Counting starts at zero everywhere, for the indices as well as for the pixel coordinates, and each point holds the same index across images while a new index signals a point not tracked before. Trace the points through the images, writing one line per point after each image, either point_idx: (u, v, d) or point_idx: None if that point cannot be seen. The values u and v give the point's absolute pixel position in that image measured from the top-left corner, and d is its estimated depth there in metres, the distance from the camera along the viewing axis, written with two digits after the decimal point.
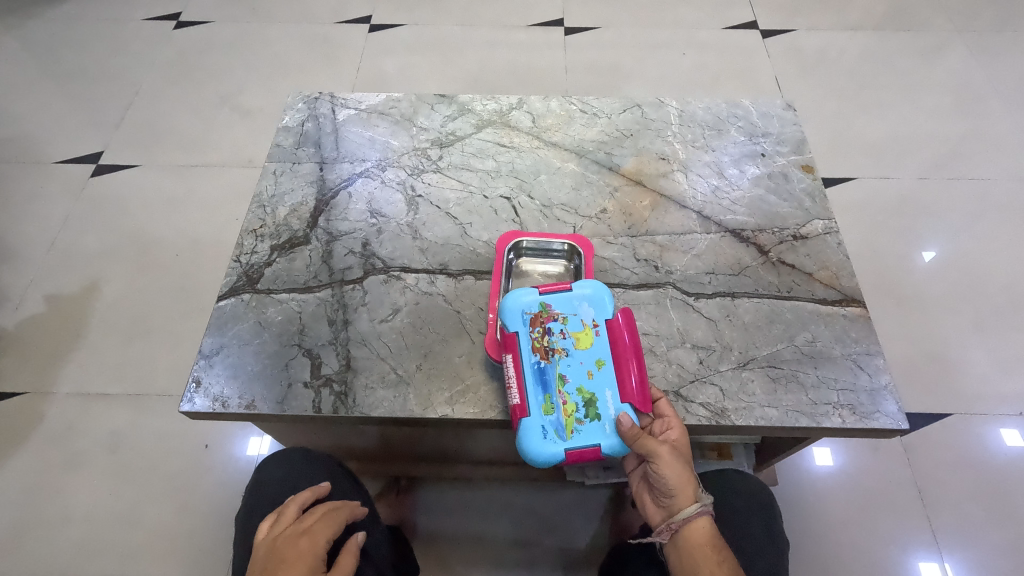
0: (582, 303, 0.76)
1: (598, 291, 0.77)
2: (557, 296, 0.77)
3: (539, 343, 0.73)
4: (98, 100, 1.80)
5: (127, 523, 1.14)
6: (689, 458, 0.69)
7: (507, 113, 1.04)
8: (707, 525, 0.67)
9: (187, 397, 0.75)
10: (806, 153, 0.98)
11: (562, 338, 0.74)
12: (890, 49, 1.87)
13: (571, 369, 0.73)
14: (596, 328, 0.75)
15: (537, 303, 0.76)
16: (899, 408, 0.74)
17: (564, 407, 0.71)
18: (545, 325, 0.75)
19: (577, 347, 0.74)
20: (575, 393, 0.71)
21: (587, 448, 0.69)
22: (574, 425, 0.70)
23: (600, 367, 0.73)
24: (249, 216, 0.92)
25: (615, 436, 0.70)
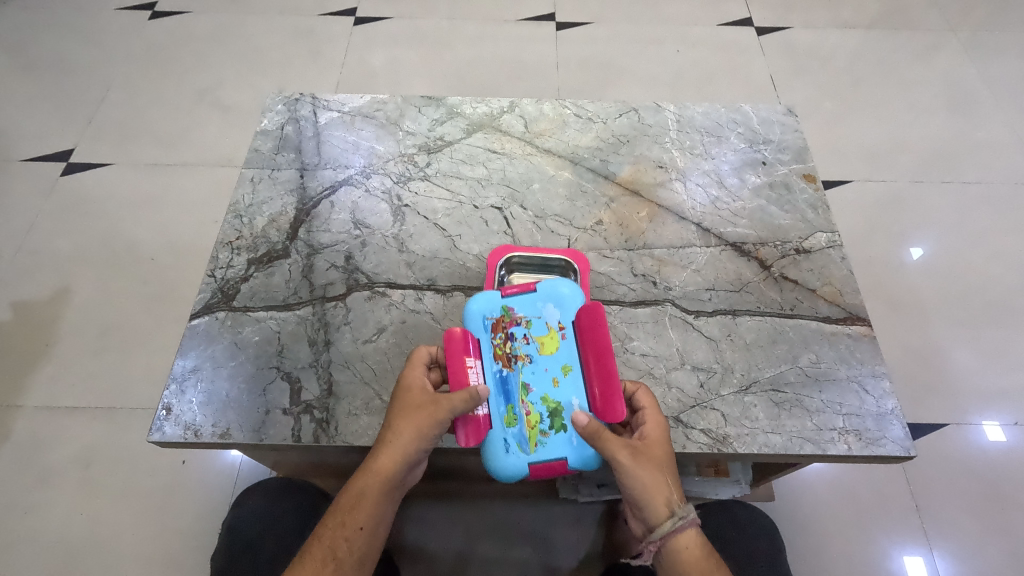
0: (547, 306, 0.74)
1: (564, 289, 0.75)
2: (520, 298, 0.75)
3: (501, 351, 0.72)
4: (68, 94, 1.72)
5: (99, 544, 1.09)
6: (662, 462, 0.64)
7: (498, 117, 0.99)
8: (685, 537, 0.61)
9: (156, 425, 0.71)
10: (808, 161, 0.95)
11: (524, 344, 0.73)
12: (886, 46, 1.84)
13: (535, 377, 0.71)
14: (561, 331, 0.73)
15: (499, 308, 0.74)
16: (906, 434, 0.72)
17: (528, 417, 0.70)
18: (507, 331, 0.73)
19: (541, 354, 0.72)
20: (539, 403, 0.71)
21: (554, 462, 0.68)
22: (539, 438, 0.69)
23: (567, 373, 0.71)
24: (225, 226, 0.87)
25: (581, 447, 0.69)
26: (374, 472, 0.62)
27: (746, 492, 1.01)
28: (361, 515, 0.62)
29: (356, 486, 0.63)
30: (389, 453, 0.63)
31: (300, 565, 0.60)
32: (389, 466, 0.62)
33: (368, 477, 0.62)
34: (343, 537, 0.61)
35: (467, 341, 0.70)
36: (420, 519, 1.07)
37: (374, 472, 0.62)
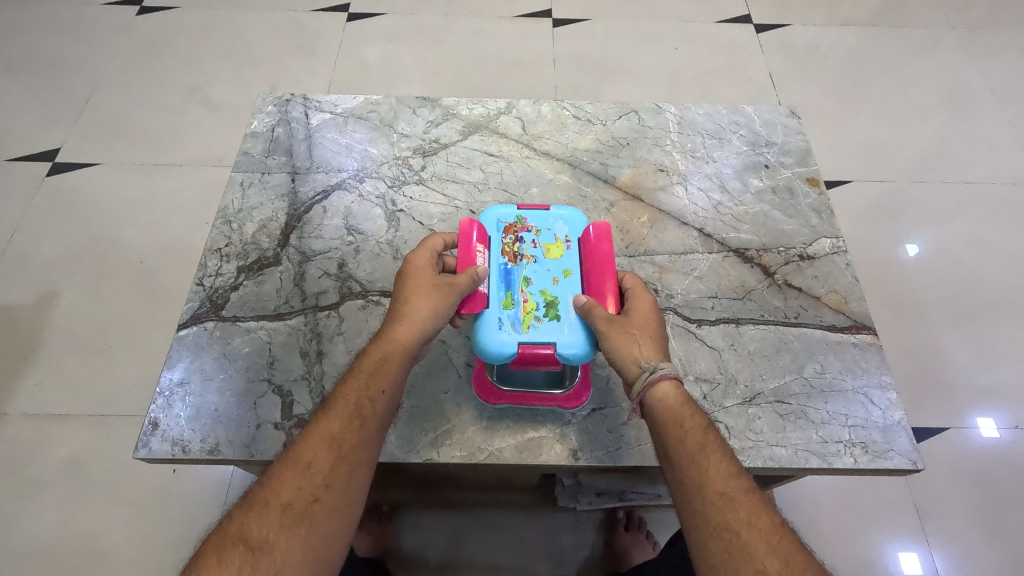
0: (557, 220, 0.76)
1: (574, 214, 0.77)
2: (532, 211, 0.77)
3: (509, 248, 0.73)
4: (54, 92, 1.68)
5: (87, 556, 1.07)
6: (643, 333, 0.66)
7: (495, 118, 0.97)
8: (660, 390, 0.63)
9: (142, 441, 0.68)
10: (811, 165, 0.93)
11: (532, 246, 0.74)
12: (886, 44, 1.82)
13: (537, 274, 0.72)
14: (567, 243, 0.74)
15: (513, 216, 0.76)
16: (913, 446, 0.70)
17: (524, 303, 0.69)
18: (517, 232, 0.75)
19: (547, 256, 0.73)
20: (538, 294, 0.70)
21: (543, 345, 0.67)
22: (532, 321, 0.68)
23: (567, 276, 0.72)
24: (213, 232, 0.84)
25: (571, 336, 0.67)
26: (395, 339, 0.65)
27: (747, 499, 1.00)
28: (385, 378, 0.63)
29: (376, 352, 0.64)
30: (407, 323, 0.65)
31: (326, 422, 0.60)
32: (410, 334, 0.65)
33: (389, 342, 0.65)
34: (368, 397, 0.62)
35: (481, 230, 0.73)
36: (416, 526, 1.05)
37: (395, 338, 0.65)
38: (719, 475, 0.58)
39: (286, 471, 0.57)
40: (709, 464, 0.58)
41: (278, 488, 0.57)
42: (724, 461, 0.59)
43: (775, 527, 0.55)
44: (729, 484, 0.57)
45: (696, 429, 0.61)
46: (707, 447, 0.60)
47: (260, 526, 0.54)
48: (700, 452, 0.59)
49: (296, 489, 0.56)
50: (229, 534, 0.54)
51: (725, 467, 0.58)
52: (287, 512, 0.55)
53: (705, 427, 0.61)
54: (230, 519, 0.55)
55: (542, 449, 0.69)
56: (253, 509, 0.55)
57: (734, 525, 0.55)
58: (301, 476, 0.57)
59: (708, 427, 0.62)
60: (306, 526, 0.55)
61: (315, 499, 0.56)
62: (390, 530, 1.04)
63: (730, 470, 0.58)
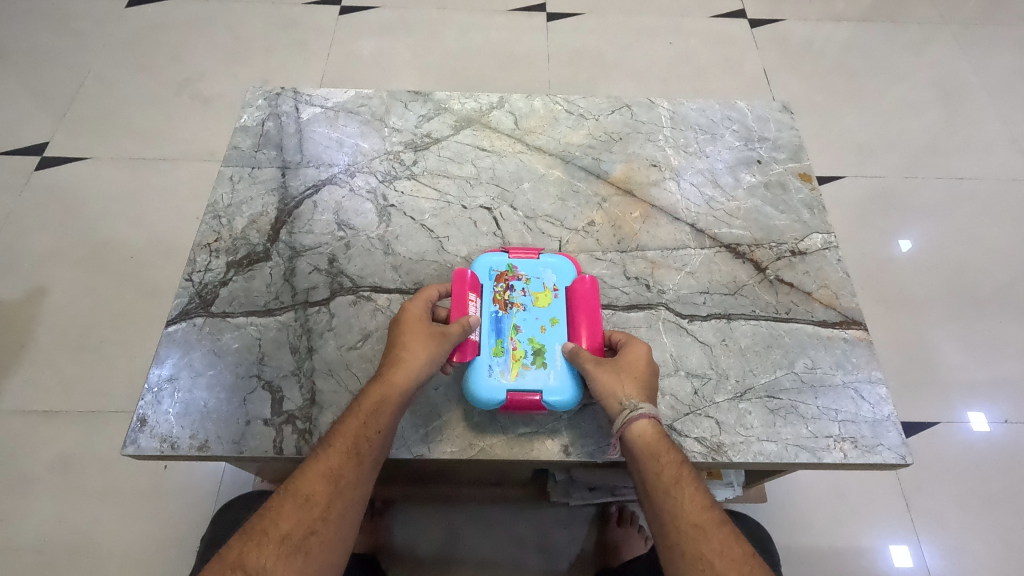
0: (546, 269, 0.77)
1: (563, 264, 0.78)
2: (523, 260, 0.78)
3: (500, 296, 0.75)
4: (42, 85, 1.66)
5: (78, 552, 1.06)
6: (629, 373, 0.67)
7: (487, 113, 0.96)
8: (639, 428, 0.64)
9: (131, 438, 0.68)
10: (804, 160, 0.93)
11: (523, 295, 0.75)
12: (879, 39, 1.82)
13: (526, 322, 0.73)
14: (555, 291, 0.75)
15: (505, 263, 0.77)
16: (902, 441, 0.70)
17: (512, 351, 0.71)
18: (508, 282, 0.76)
19: (535, 304, 0.74)
20: (527, 342, 0.71)
21: (530, 394, 0.68)
22: (520, 369, 0.70)
23: (555, 324, 0.73)
24: (203, 227, 0.83)
25: (558, 384, 0.69)
26: (392, 380, 0.65)
27: (738, 494, 1.01)
28: (382, 418, 0.64)
29: (374, 392, 0.65)
30: (404, 367, 0.66)
31: (324, 457, 0.61)
32: (408, 377, 0.65)
33: (387, 383, 0.65)
34: (365, 436, 0.63)
35: (472, 279, 0.75)
36: (408, 523, 1.04)
37: (393, 380, 0.65)
38: (692, 507, 0.59)
39: (285, 503, 0.59)
40: (682, 497, 0.60)
41: (278, 519, 0.58)
42: (698, 493, 0.60)
43: (747, 558, 0.57)
44: (703, 516, 0.59)
45: (672, 463, 0.62)
46: (682, 479, 0.61)
47: (259, 554, 0.56)
48: (675, 485, 0.60)
49: (294, 521, 0.58)
50: (228, 560, 0.56)
51: (698, 499, 0.60)
52: (285, 543, 0.57)
53: (682, 462, 0.63)
54: (230, 546, 0.57)
55: (533, 445, 0.69)
56: (253, 539, 0.57)
57: (705, 554, 0.56)
58: (299, 510, 0.58)
59: (683, 460, 0.63)
60: (302, 558, 0.56)
61: (311, 532, 0.58)
62: (382, 526, 1.04)
63: (704, 502, 0.60)
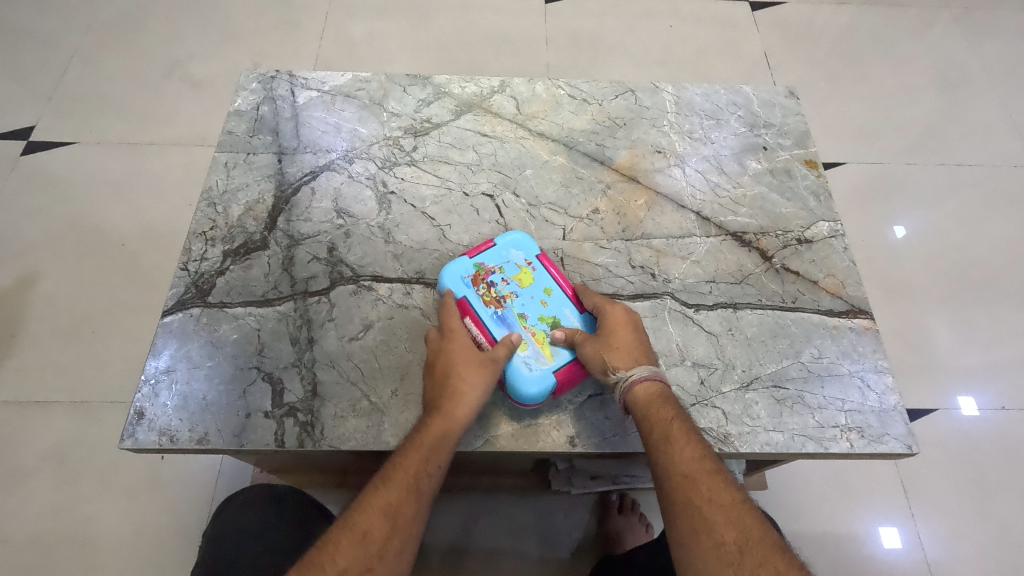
0: (511, 249, 0.77)
1: (522, 237, 0.77)
2: (483, 253, 0.76)
3: (489, 298, 0.73)
4: (26, 67, 1.61)
5: (77, 542, 1.05)
6: (615, 342, 0.68)
7: (488, 97, 0.94)
8: (632, 394, 0.65)
9: (128, 431, 0.66)
10: (810, 146, 0.91)
11: (507, 284, 0.74)
12: (881, 22, 1.80)
13: (526, 306, 0.73)
14: (531, 265, 0.76)
15: (471, 266, 0.75)
16: (909, 430, 0.70)
17: (531, 339, 0.71)
18: (485, 281, 0.74)
19: (523, 287, 0.74)
20: (537, 322, 0.72)
21: (571, 365, 0.70)
22: (551, 349, 0.71)
23: (551, 293, 0.74)
24: (198, 215, 0.81)
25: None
26: (451, 414, 0.64)
27: (739, 482, 1.01)
28: (442, 454, 0.63)
29: (432, 425, 0.64)
30: (460, 403, 0.64)
31: (384, 492, 0.60)
32: (467, 410, 0.65)
33: (446, 416, 0.64)
34: (425, 472, 0.62)
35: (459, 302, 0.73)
36: None
37: (452, 412, 0.64)
38: (683, 459, 0.61)
39: (344, 537, 0.58)
40: (676, 449, 0.61)
41: (335, 554, 0.57)
42: (693, 444, 0.62)
43: (736, 503, 0.58)
44: (692, 467, 0.60)
45: (666, 418, 0.63)
46: (675, 432, 0.62)
47: None
48: (668, 438, 0.62)
49: (352, 556, 0.56)
50: None
51: (691, 450, 0.61)
52: None
53: (678, 414, 0.64)
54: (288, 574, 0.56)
55: (539, 436, 0.68)
56: (310, 569, 0.56)
57: (698, 502, 0.58)
58: (358, 545, 0.57)
59: (679, 412, 0.65)
60: None
61: (366, 569, 0.56)
62: None
63: (695, 454, 0.61)
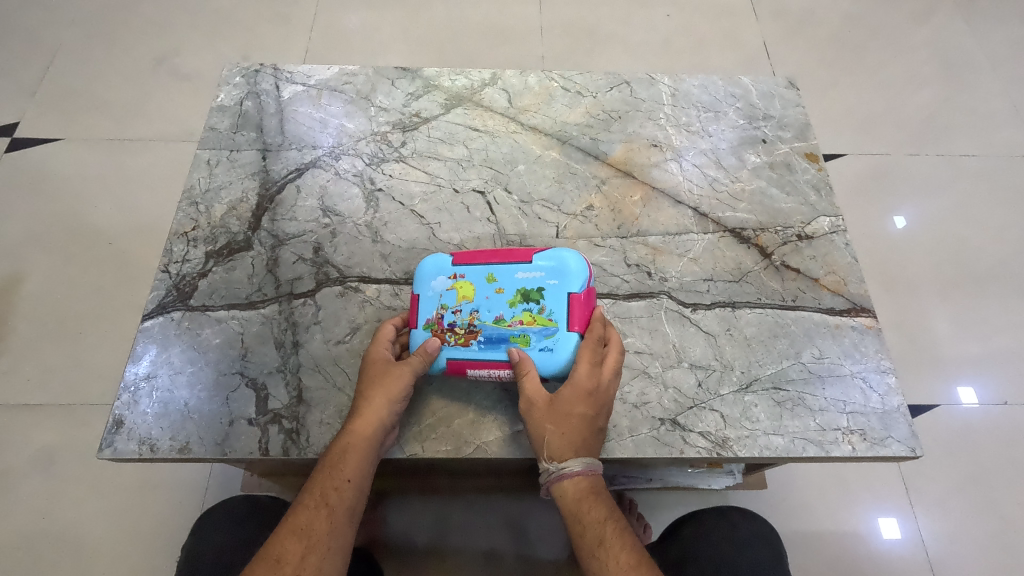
0: (434, 282, 0.70)
1: (429, 263, 0.71)
2: (419, 311, 0.69)
3: (463, 338, 0.67)
4: (11, 62, 1.58)
5: (65, 547, 1.03)
6: (562, 421, 0.62)
7: (479, 90, 0.91)
8: (561, 489, 0.61)
9: (107, 441, 0.64)
10: (811, 139, 0.89)
11: (461, 312, 0.68)
12: (883, 10, 1.76)
13: (490, 308, 0.68)
14: (457, 277, 0.70)
15: (425, 329, 0.68)
16: (913, 432, 0.68)
17: (525, 326, 0.67)
18: (446, 329, 0.68)
19: (472, 298, 0.69)
20: (512, 309, 0.68)
21: (571, 310, 0.67)
22: (546, 312, 0.67)
23: (494, 276, 0.69)
24: (179, 215, 0.79)
25: (569, 271, 0.68)
26: (357, 430, 0.62)
27: (738, 481, 0.99)
28: (352, 466, 0.60)
29: (338, 443, 0.62)
30: (366, 417, 0.62)
31: (294, 515, 0.58)
32: (373, 423, 0.62)
33: (351, 433, 0.62)
34: (336, 487, 0.59)
35: (453, 366, 0.67)
36: (401, 514, 1.02)
37: (356, 429, 0.62)
38: (617, 568, 0.56)
39: (256, 568, 0.55)
40: (607, 555, 0.57)
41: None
42: (626, 551, 0.57)
43: None
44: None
45: (597, 521, 0.59)
46: (607, 537, 0.58)
47: None
48: (599, 544, 0.57)
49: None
50: None
51: (624, 558, 0.56)
52: None
53: (616, 519, 0.59)
54: None
55: (532, 442, 0.66)
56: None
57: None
58: (270, 572, 0.54)
59: (613, 513, 0.60)
60: None
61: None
62: (376, 518, 1.01)
63: (629, 561, 0.56)
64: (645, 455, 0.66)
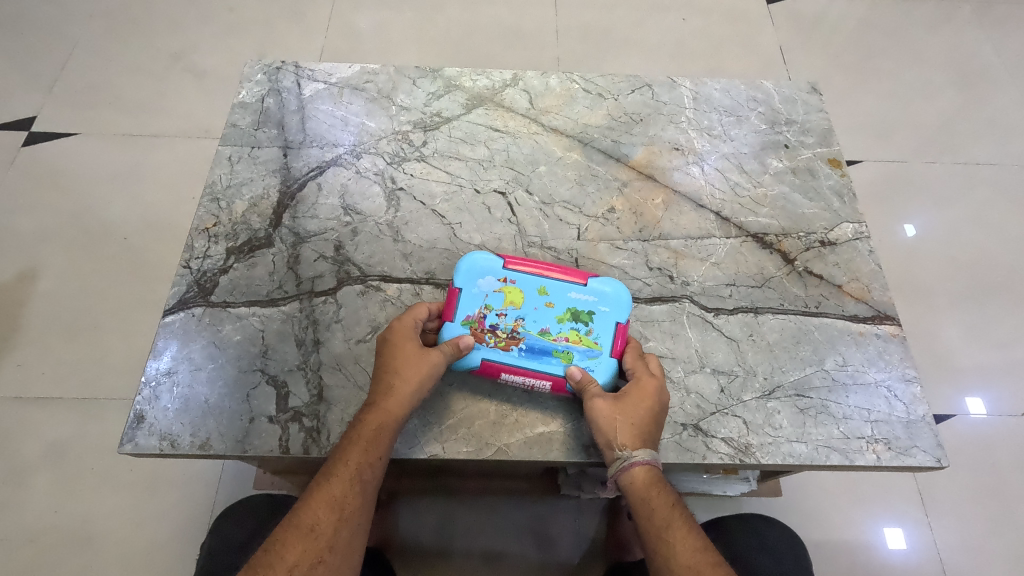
0: (482, 281, 0.70)
1: (480, 258, 0.70)
2: (460, 305, 0.68)
3: (503, 342, 0.67)
4: (29, 57, 1.59)
5: (76, 541, 1.04)
6: (633, 414, 0.62)
7: (501, 91, 0.90)
8: (630, 476, 0.61)
9: (128, 435, 0.64)
10: (834, 145, 0.88)
11: (505, 316, 0.68)
12: (899, 16, 1.75)
13: (536, 320, 0.68)
14: (507, 281, 0.70)
15: (466, 326, 0.68)
16: (938, 443, 0.68)
17: (569, 344, 0.68)
18: (486, 330, 0.68)
19: (519, 306, 0.69)
20: (559, 325, 0.68)
21: (617, 337, 0.68)
22: (592, 337, 0.68)
23: (547, 290, 0.69)
24: (200, 211, 0.79)
25: (620, 300, 0.69)
26: (388, 408, 0.62)
27: (753, 488, 0.98)
28: (383, 444, 0.61)
29: (369, 419, 0.61)
30: (398, 396, 0.62)
31: (327, 485, 0.58)
32: (403, 403, 0.62)
33: (383, 411, 0.61)
34: (368, 463, 0.60)
35: (487, 368, 0.67)
36: (413, 514, 1.02)
37: (387, 407, 0.62)
38: (684, 549, 0.57)
39: (290, 534, 0.56)
40: (675, 539, 0.58)
41: (284, 550, 0.56)
42: (692, 536, 0.58)
43: None
44: (695, 558, 0.56)
45: (664, 507, 0.59)
46: (673, 522, 0.59)
47: None
48: (667, 529, 0.58)
49: (300, 552, 0.55)
50: None
51: (691, 542, 0.57)
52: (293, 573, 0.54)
53: (679, 508, 0.60)
54: None
55: (552, 445, 0.65)
56: (259, 571, 0.54)
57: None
58: (305, 540, 0.56)
59: (677, 501, 0.61)
60: None
61: (318, 562, 0.55)
62: (388, 519, 1.01)
63: (697, 544, 0.57)
64: (668, 460, 0.65)
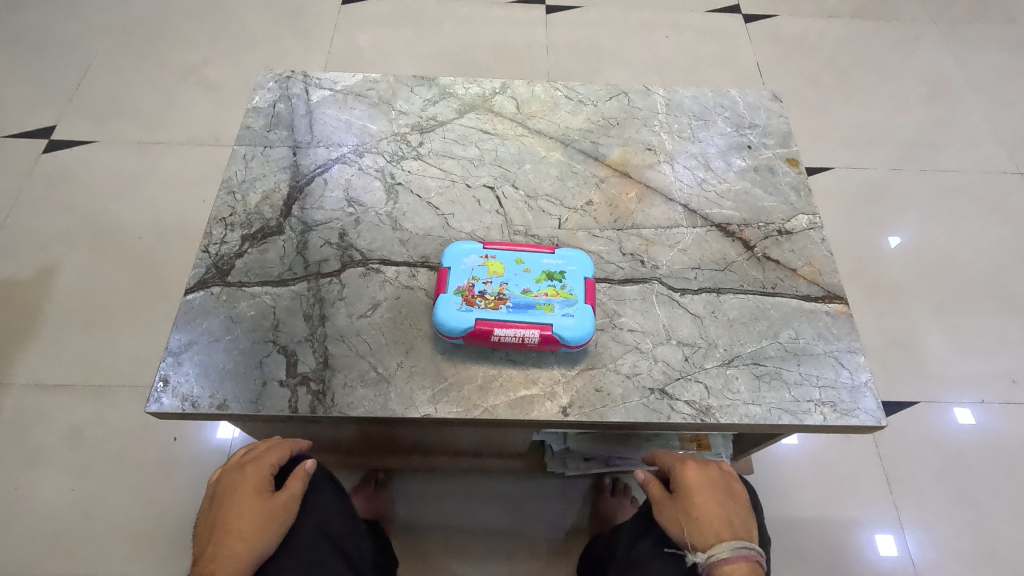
0: (468, 260, 0.80)
1: (463, 245, 0.81)
2: (450, 279, 0.78)
3: (491, 302, 0.76)
4: (49, 70, 1.68)
5: (89, 519, 1.10)
6: (696, 505, 0.69)
7: (490, 98, 1.00)
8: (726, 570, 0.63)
9: (153, 397, 0.72)
10: (792, 146, 0.98)
11: (491, 283, 0.77)
12: (869, 35, 1.87)
13: (516, 284, 0.78)
14: (488, 258, 0.80)
15: (456, 295, 0.76)
16: (878, 405, 0.75)
17: (549, 297, 0.77)
18: (476, 295, 0.76)
19: (501, 274, 0.79)
20: (538, 284, 0.78)
21: (587, 287, 0.79)
22: (567, 288, 0.78)
23: (522, 261, 0.80)
24: (218, 202, 0.87)
25: (584, 261, 0.81)
26: (230, 534, 0.64)
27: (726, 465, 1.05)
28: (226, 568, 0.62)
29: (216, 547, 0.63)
30: (240, 524, 0.65)
31: None
32: (247, 526, 0.65)
33: (228, 535, 0.64)
34: None
35: (479, 328, 0.73)
36: (410, 493, 1.09)
37: (231, 532, 0.64)
38: None
39: None
40: None
41: None
42: None
43: None
44: None
45: None
46: None
47: None
48: None
49: None
50: None
51: None
52: None
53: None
54: None
55: (533, 407, 0.73)
56: None
57: None
58: None
59: None
60: None
61: None
62: (386, 496, 1.08)
63: None
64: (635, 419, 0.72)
